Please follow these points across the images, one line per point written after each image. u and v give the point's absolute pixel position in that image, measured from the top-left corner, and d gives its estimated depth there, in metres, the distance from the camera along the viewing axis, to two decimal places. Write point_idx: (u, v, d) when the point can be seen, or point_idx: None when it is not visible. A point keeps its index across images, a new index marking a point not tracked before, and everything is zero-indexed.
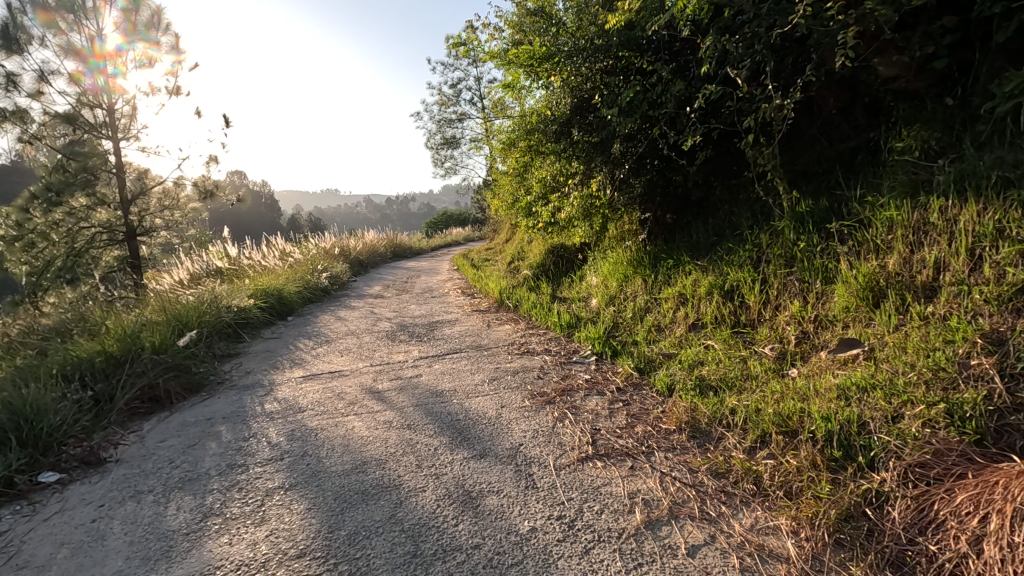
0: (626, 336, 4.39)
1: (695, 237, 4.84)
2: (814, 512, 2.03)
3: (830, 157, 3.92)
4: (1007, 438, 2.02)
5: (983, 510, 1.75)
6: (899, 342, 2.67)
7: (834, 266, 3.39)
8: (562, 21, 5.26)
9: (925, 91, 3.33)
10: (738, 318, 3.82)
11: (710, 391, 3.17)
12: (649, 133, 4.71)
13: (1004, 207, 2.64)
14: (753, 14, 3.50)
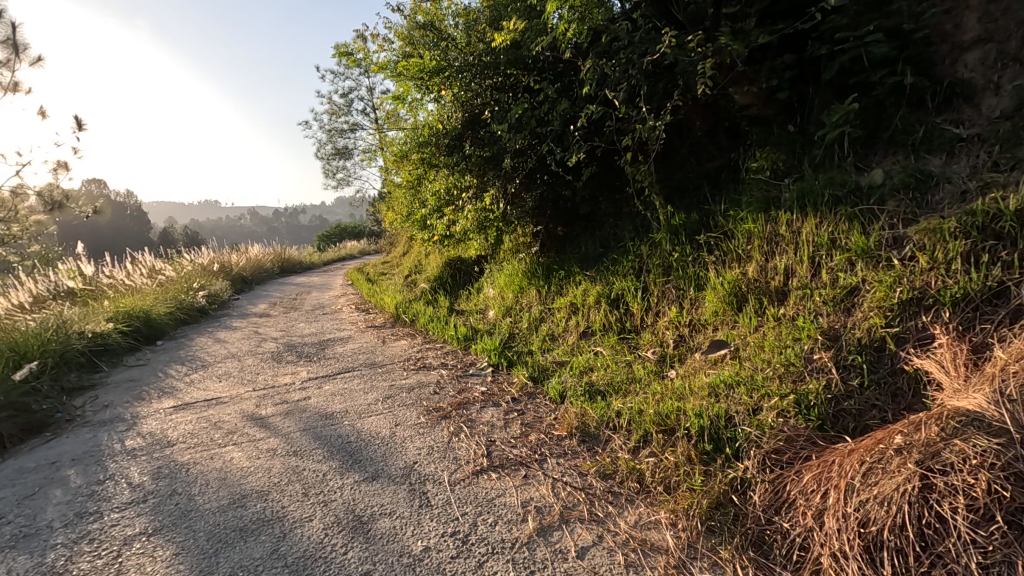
0: (521, 347, 4.48)
1: (584, 249, 5.06)
2: (688, 503, 2.18)
3: (699, 174, 4.31)
4: (842, 421, 2.35)
5: (824, 486, 1.98)
6: (758, 341, 2.97)
7: (704, 274, 3.71)
8: (454, 35, 5.23)
9: (773, 118, 3.78)
10: (624, 324, 4.05)
11: (599, 396, 3.32)
12: (538, 149, 4.88)
13: (835, 221, 3.06)
14: (628, 41, 3.77)
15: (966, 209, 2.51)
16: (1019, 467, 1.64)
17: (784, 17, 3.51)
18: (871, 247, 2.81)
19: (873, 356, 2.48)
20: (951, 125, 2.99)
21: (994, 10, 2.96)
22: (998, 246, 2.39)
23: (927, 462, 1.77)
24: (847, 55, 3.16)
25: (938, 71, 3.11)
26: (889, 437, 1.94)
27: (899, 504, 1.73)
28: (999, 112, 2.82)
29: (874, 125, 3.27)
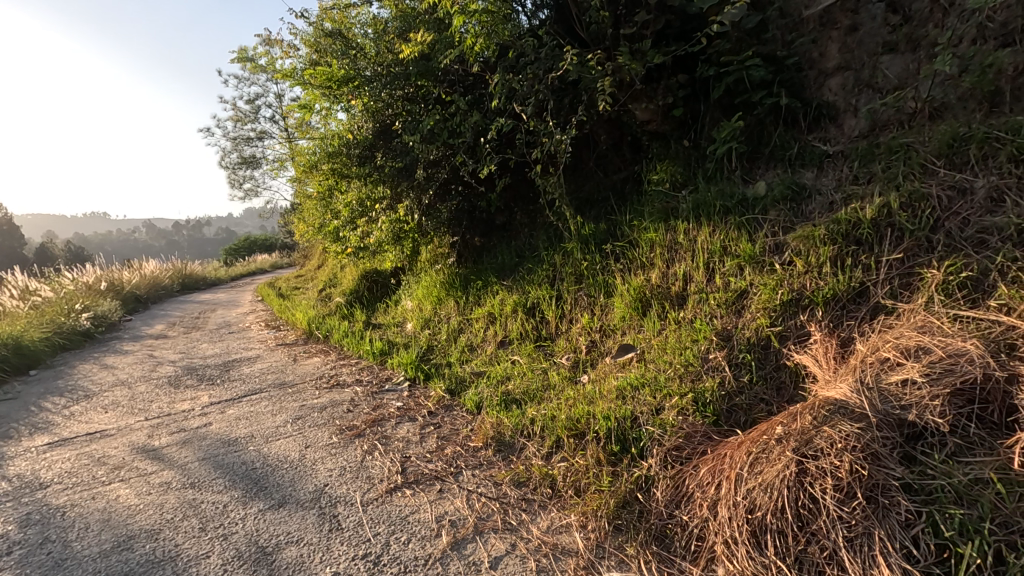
0: (439, 359, 4.44)
1: (500, 259, 5.11)
2: (597, 504, 2.26)
3: (606, 186, 4.50)
4: (734, 415, 2.53)
5: (717, 478, 2.13)
6: (660, 344, 3.14)
7: (613, 281, 3.85)
8: (363, 45, 5.15)
9: (670, 133, 4.02)
10: (540, 332, 4.12)
11: (514, 404, 3.36)
12: (451, 160, 4.90)
13: (726, 229, 3.30)
14: (533, 57, 3.87)
15: (832, 218, 2.81)
16: (876, 446, 1.86)
17: (676, 40, 3.76)
18: (757, 253, 3.06)
19: (761, 354, 2.70)
20: (820, 143, 3.33)
21: (851, 41, 3.36)
22: (859, 251, 2.69)
23: (801, 449, 1.95)
24: (731, 77, 3.43)
25: (808, 94, 3.47)
26: (771, 428, 2.12)
27: (779, 489, 1.88)
28: (857, 132, 3.19)
29: (756, 142, 3.58)
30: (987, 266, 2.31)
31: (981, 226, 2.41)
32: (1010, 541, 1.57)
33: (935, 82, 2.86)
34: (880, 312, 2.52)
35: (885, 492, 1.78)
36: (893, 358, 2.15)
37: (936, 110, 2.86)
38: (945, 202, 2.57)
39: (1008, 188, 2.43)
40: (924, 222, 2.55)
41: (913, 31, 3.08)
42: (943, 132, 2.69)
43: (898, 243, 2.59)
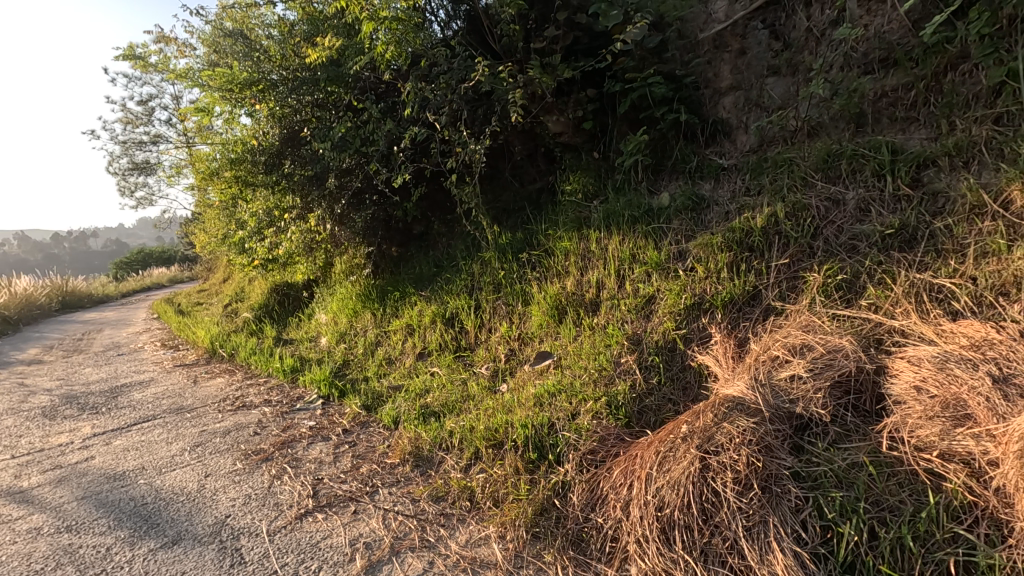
0: (355, 374, 4.27)
1: (418, 269, 5.02)
2: (515, 514, 2.26)
3: (521, 196, 4.57)
4: (645, 416, 2.64)
5: (629, 479, 2.19)
6: (576, 350, 3.21)
7: (530, 289, 3.88)
8: (268, 47, 4.87)
9: (581, 145, 4.14)
10: (459, 343, 4.08)
11: (433, 417, 3.30)
12: (365, 168, 4.71)
13: (634, 237, 3.45)
14: (446, 67, 3.86)
15: (728, 227, 3.01)
16: (769, 439, 2.01)
17: (585, 56, 3.89)
18: (663, 261, 3.22)
19: (668, 356, 2.82)
20: (716, 157, 3.58)
21: (741, 63, 3.64)
22: (752, 257, 2.90)
23: (704, 445, 2.05)
24: (636, 93, 3.60)
25: (705, 111, 3.71)
26: (677, 427, 2.22)
27: (685, 485, 1.97)
28: (748, 147, 3.45)
29: (660, 155, 3.77)
30: (858, 269, 2.58)
31: (852, 234, 2.68)
32: (881, 517, 1.74)
33: (811, 104, 3.16)
34: (771, 314, 2.72)
35: (777, 481, 1.91)
36: (781, 355, 2.32)
37: (813, 129, 3.15)
38: (822, 211, 2.83)
39: (873, 200, 2.73)
40: (806, 230, 2.79)
41: (793, 57, 3.39)
42: (819, 148, 2.96)
43: (785, 250, 2.82)
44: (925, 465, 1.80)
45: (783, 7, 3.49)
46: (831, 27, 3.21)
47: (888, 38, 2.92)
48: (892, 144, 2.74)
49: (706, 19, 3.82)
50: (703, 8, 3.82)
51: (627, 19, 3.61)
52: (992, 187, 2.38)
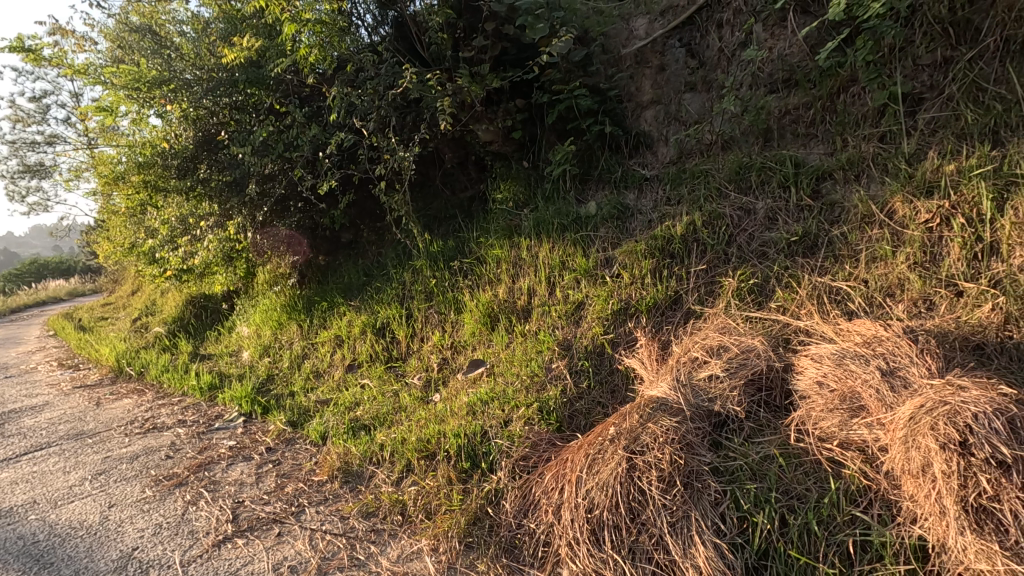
0: (280, 389, 4.08)
1: (346, 278, 4.86)
2: (448, 525, 2.24)
3: (453, 204, 4.55)
4: (575, 419, 2.69)
5: (560, 482, 2.23)
6: (508, 357, 3.23)
7: (462, 296, 3.86)
8: (180, 45, 4.60)
9: (511, 154, 4.18)
10: (390, 353, 3.98)
11: (363, 431, 3.21)
12: (289, 174, 4.52)
13: (563, 245, 3.52)
14: (373, 73, 3.80)
15: (651, 235, 3.14)
16: (690, 436, 2.11)
17: (513, 66, 3.95)
18: (591, 267, 3.31)
19: (597, 360, 2.90)
20: (639, 167, 3.73)
21: (660, 79, 3.82)
22: (673, 263, 3.04)
23: (630, 446, 2.12)
24: (563, 104, 3.69)
25: (628, 123, 3.86)
26: (605, 429, 2.28)
27: (613, 486, 2.02)
28: (668, 159, 3.62)
29: (587, 165, 3.88)
30: (768, 273, 2.77)
31: (762, 241, 2.88)
32: (790, 506, 1.87)
33: (725, 119, 3.36)
34: (692, 317, 2.86)
35: (698, 476, 2.01)
36: (700, 356, 2.45)
37: (727, 142, 3.36)
38: (736, 220, 3.02)
39: (780, 209, 2.94)
40: (721, 238, 2.97)
41: (707, 74, 3.60)
42: (732, 161, 3.16)
43: (703, 256, 2.99)
44: (827, 454, 1.95)
45: (698, 27, 3.71)
46: (740, 49, 3.45)
47: (789, 61, 3.17)
48: (795, 158, 2.97)
49: (628, 36, 3.99)
50: (624, 25, 4.01)
51: (553, 33, 3.71)
52: (879, 199, 2.63)
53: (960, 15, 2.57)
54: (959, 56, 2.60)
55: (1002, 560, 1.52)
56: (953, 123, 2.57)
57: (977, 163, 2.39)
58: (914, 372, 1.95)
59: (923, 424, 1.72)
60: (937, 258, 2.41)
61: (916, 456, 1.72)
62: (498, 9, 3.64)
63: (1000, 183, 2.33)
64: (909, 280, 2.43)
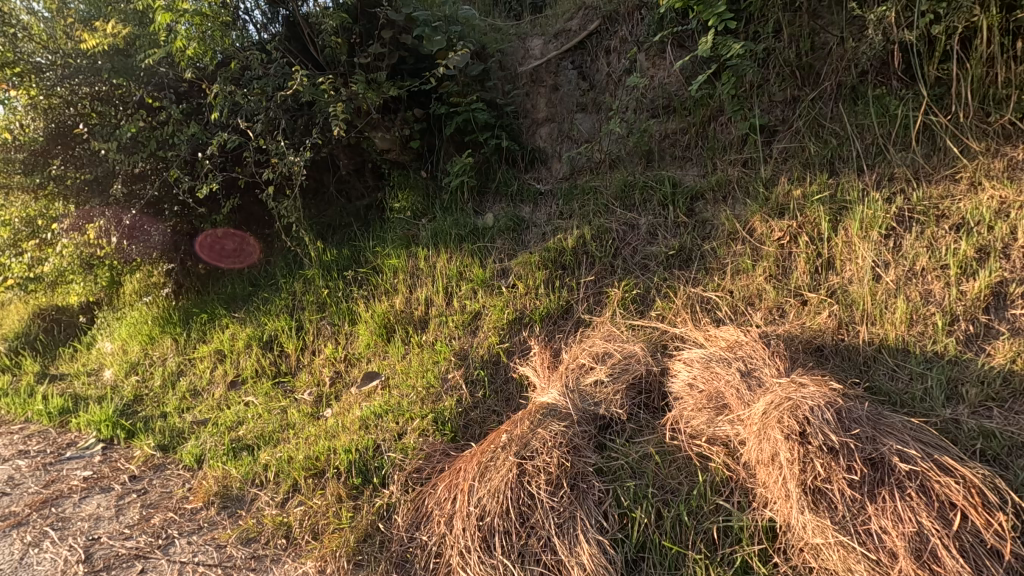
0: (149, 411, 3.68)
1: (229, 288, 4.51)
2: (336, 544, 2.22)
3: (348, 212, 4.32)
4: (470, 429, 2.72)
5: (452, 492, 2.24)
6: (404, 369, 3.18)
7: (357, 307, 3.73)
8: (28, 24, 3.89)
9: (409, 164, 4.09)
10: (279, 368, 3.75)
11: (245, 451, 3.00)
12: (163, 175, 4.14)
13: (461, 256, 3.55)
14: (260, 72, 3.61)
15: (544, 247, 3.26)
16: (576, 439, 2.21)
17: (411, 76, 3.93)
18: (488, 278, 3.37)
19: (493, 369, 2.94)
20: (534, 182, 3.86)
21: (555, 98, 3.99)
22: (565, 274, 3.17)
23: (521, 452, 2.17)
24: (460, 117, 3.73)
25: (524, 139, 3.99)
26: (497, 436, 2.32)
27: (504, 492, 2.07)
28: (562, 174, 3.78)
29: (485, 177, 3.95)
30: (649, 284, 2.98)
31: (645, 254, 3.10)
32: (664, 499, 2.04)
33: (612, 140, 3.59)
34: (582, 325, 3.01)
35: (584, 477, 2.12)
36: (587, 362, 2.57)
37: (614, 161, 3.57)
38: (621, 234, 3.22)
39: (660, 225, 3.17)
40: (608, 251, 3.16)
41: (597, 97, 3.83)
42: (618, 180, 3.37)
43: (592, 268, 3.16)
44: (696, 449, 2.14)
45: (588, 52, 3.93)
46: (626, 75, 3.71)
47: (668, 89, 3.47)
48: (672, 178, 3.23)
49: (523, 55, 4.14)
50: (521, 45, 4.15)
51: (451, 46, 3.76)
52: (742, 218, 2.94)
53: (804, 60, 2.97)
54: (804, 95, 3.00)
55: (833, 533, 1.76)
56: (799, 153, 2.94)
57: (818, 190, 2.77)
58: (766, 372, 2.20)
59: (773, 418, 1.95)
60: (788, 271, 2.72)
61: (768, 446, 1.94)
62: (395, 18, 3.62)
63: (835, 207, 2.71)
64: (766, 290, 2.72)
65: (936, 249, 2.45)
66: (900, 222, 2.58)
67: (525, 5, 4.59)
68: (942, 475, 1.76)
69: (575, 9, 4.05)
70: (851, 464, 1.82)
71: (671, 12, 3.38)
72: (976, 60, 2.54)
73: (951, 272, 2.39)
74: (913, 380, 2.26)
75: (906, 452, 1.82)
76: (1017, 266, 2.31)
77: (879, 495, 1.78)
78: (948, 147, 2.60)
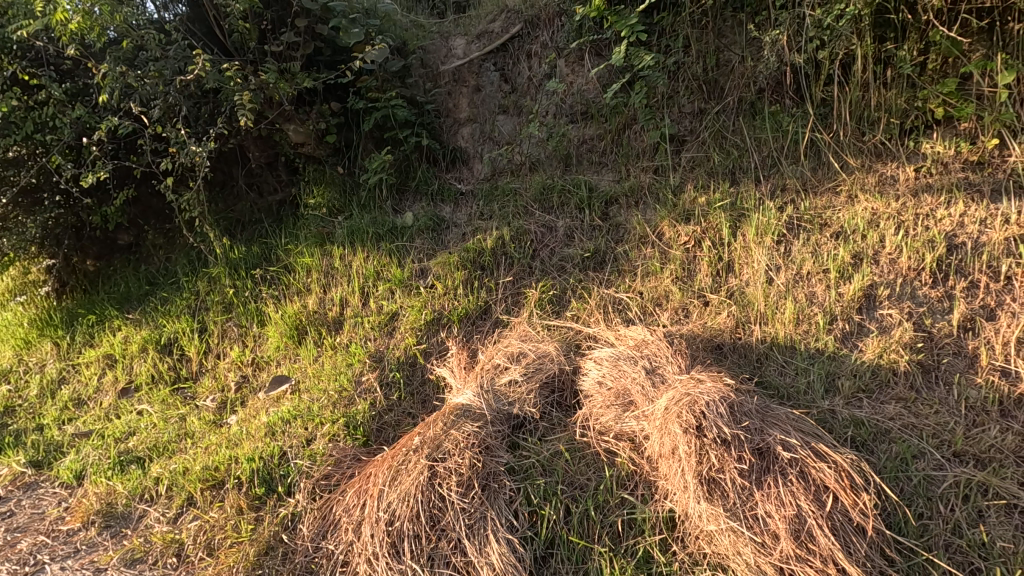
0: (23, 423, 3.31)
1: (122, 286, 4.08)
2: (234, 559, 2.15)
3: (259, 207, 4.04)
4: (384, 432, 2.65)
5: (362, 498, 2.18)
6: (316, 372, 3.06)
7: (266, 308, 3.53)
8: None
9: (325, 159, 3.91)
10: (178, 373, 3.48)
11: (134, 465, 2.77)
12: (41, 161, 3.69)
13: (378, 255, 3.46)
14: (157, 54, 3.31)
15: (463, 247, 3.26)
16: (488, 439, 2.22)
17: (327, 68, 3.78)
18: (405, 278, 3.31)
19: (409, 371, 2.88)
20: (455, 182, 3.83)
21: (476, 99, 3.99)
22: (483, 275, 3.18)
23: (433, 454, 2.16)
24: (379, 112, 3.62)
25: (445, 138, 3.95)
26: (409, 439, 2.29)
27: (414, 496, 2.06)
28: (482, 175, 3.77)
29: (404, 175, 3.86)
30: (565, 285, 3.05)
31: (561, 256, 3.16)
32: (573, 496, 2.09)
33: (531, 143, 3.64)
34: (500, 326, 3.02)
35: (495, 477, 2.14)
36: (502, 362, 2.58)
37: (534, 164, 3.61)
38: (540, 235, 3.27)
39: (576, 227, 3.25)
40: (526, 252, 3.20)
41: (518, 100, 3.86)
42: (537, 183, 3.42)
43: (510, 268, 3.18)
44: (604, 445, 2.21)
45: (509, 54, 3.96)
46: (546, 80, 3.78)
47: (586, 96, 3.57)
48: (588, 183, 3.33)
49: (446, 54, 4.10)
50: (443, 43, 4.12)
51: (369, 39, 3.66)
52: (652, 222, 3.08)
53: (710, 75, 3.17)
54: (710, 108, 3.18)
55: (724, 520, 1.88)
56: (705, 163, 3.12)
57: (719, 198, 2.96)
58: (670, 370, 2.32)
59: (673, 413, 2.05)
60: (692, 274, 2.87)
61: (668, 441, 2.04)
62: (310, 6, 3.47)
63: (734, 214, 2.90)
64: (672, 292, 2.85)
65: (819, 254, 2.68)
66: (789, 229, 2.80)
67: (448, 4, 4.57)
68: (818, 461, 1.92)
69: (497, 12, 4.07)
70: (741, 454, 1.95)
71: (588, 21, 3.49)
72: (853, 85, 2.82)
73: (831, 275, 2.61)
74: (798, 375, 2.45)
75: (788, 441, 1.97)
76: (885, 271, 2.57)
77: (765, 482, 1.92)
78: (831, 162, 2.87)
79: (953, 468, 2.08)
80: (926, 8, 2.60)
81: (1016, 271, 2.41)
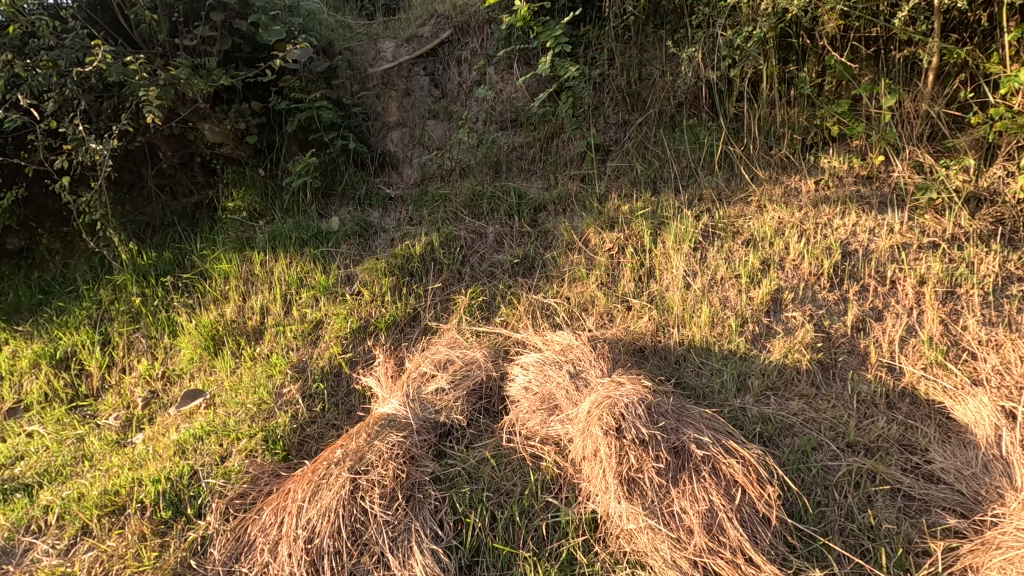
0: None
1: (10, 295, 3.64)
2: None
3: (172, 210, 3.76)
4: (306, 446, 2.54)
5: (280, 516, 2.09)
6: (233, 385, 2.90)
7: (179, 318, 3.31)
8: None
9: (245, 160, 3.71)
10: (76, 390, 3.20)
11: (20, 493, 2.52)
12: None
13: (301, 261, 3.34)
14: (51, 42, 3.03)
15: (391, 253, 3.20)
16: (414, 449, 2.19)
17: (246, 65, 3.60)
18: (331, 284, 3.20)
19: (333, 381, 2.79)
20: (383, 186, 3.76)
21: (406, 103, 3.93)
22: (412, 281, 3.13)
23: (355, 466, 2.11)
24: (302, 113, 3.49)
25: (373, 141, 3.87)
26: (331, 452, 2.22)
27: (335, 511, 2.01)
28: (412, 180, 3.72)
29: (330, 178, 3.73)
30: (494, 291, 3.06)
31: (491, 262, 3.18)
32: (498, 502, 2.10)
33: (461, 149, 3.63)
34: (428, 333, 2.98)
35: (420, 487, 2.12)
36: (429, 370, 2.55)
37: (464, 170, 3.60)
38: (469, 241, 3.27)
39: (506, 234, 3.27)
40: (455, 258, 3.19)
41: (448, 105, 3.84)
42: (467, 189, 3.42)
43: (439, 275, 3.16)
44: (529, 449, 2.23)
45: (439, 59, 3.94)
46: (475, 86, 3.79)
47: (515, 104, 3.61)
48: (517, 190, 3.36)
49: (374, 56, 4.02)
50: (372, 45, 4.04)
51: (292, 38, 3.53)
52: (579, 229, 3.15)
53: (633, 88, 3.29)
54: (633, 120, 3.31)
55: (642, 518, 1.95)
56: (629, 172, 3.24)
57: (642, 207, 3.07)
58: (593, 373, 2.38)
59: (594, 416, 2.11)
60: (616, 279, 2.96)
61: (590, 443, 2.09)
62: None
63: (655, 222, 3.03)
64: (597, 297, 2.92)
65: (731, 261, 2.84)
66: (705, 237, 2.95)
67: (377, 6, 4.49)
68: (728, 457, 2.04)
69: (427, 16, 4.05)
70: (657, 453, 2.03)
71: (517, 30, 3.53)
72: (761, 103, 3.01)
73: (742, 280, 2.77)
74: (713, 375, 2.58)
75: (701, 439, 2.07)
76: (790, 276, 2.75)
77: (680, 479, 2.01)
78: (743, 174, 3.05)
79: (847, 457, 2.25)
80: (821, 34, 2.85)
81: (899, 276, 2.65)
